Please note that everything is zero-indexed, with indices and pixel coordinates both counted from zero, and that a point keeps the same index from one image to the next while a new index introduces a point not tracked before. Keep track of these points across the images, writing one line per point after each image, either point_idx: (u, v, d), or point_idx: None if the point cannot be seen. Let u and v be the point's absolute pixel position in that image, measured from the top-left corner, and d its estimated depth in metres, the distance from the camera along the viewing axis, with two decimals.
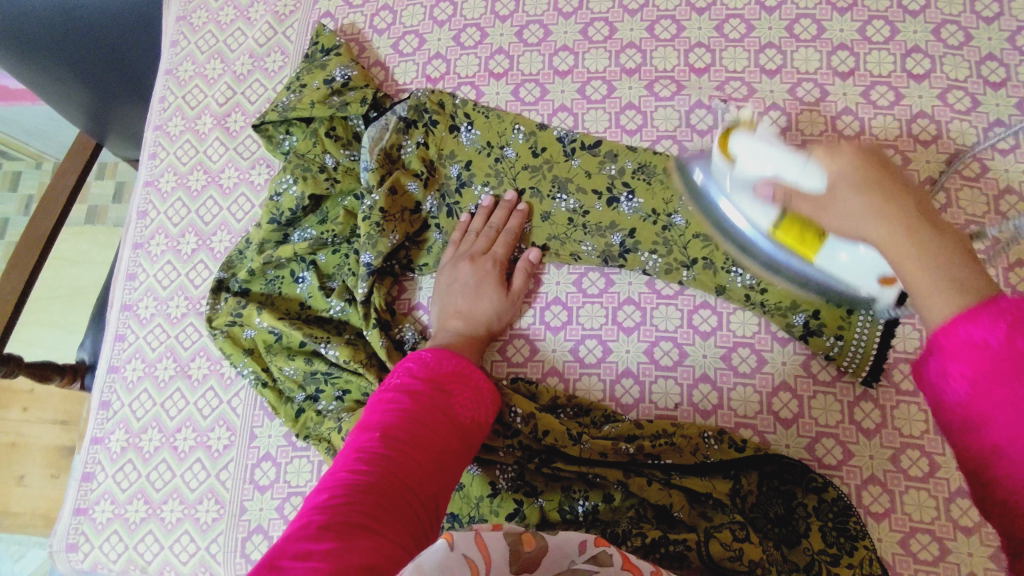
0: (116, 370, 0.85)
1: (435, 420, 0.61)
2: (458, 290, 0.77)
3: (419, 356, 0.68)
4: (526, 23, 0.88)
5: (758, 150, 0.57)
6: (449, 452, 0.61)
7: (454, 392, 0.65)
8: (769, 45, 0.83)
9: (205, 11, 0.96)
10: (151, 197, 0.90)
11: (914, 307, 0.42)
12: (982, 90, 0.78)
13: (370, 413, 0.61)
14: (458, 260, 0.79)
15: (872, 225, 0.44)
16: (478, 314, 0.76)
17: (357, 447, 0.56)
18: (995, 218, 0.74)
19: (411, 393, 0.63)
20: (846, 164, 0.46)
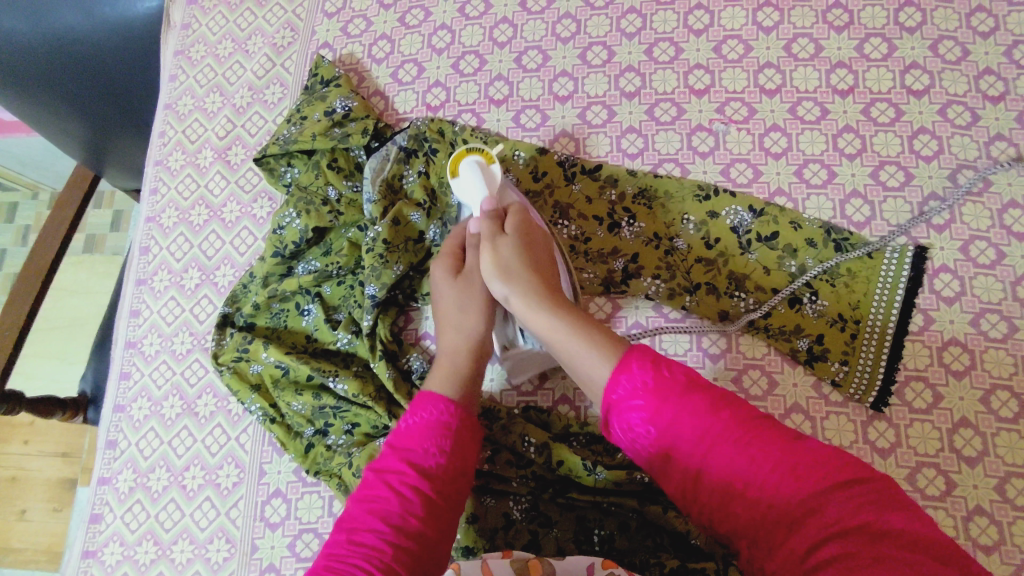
0: (122, 410, 0.84)
1: (411, 504, 0.57)
2: (452, 307, 0.69)
3: (401, 421, 0.64)
4: (524, 49, 0.88)
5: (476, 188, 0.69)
6: (431, 538, 0.56)
7: (432, 454, 0.60)
8: (768, 65, 0.83)
9: (203, 44, 0.96)
10: (153, 233, 0.89)
11: (571, 359, 0.58)
12: (981, 105, 0.78)
13: (352, 502, 0.59)
14: (442, 274, 0.70)
15: (531, 285, 0.62)
16: (468, 335, 0.68)
17: (330, 558, 0.55)
18: (999, 231, 0.75)
19: (387, 476, 0.59)
20: (511, 243, 0.65)
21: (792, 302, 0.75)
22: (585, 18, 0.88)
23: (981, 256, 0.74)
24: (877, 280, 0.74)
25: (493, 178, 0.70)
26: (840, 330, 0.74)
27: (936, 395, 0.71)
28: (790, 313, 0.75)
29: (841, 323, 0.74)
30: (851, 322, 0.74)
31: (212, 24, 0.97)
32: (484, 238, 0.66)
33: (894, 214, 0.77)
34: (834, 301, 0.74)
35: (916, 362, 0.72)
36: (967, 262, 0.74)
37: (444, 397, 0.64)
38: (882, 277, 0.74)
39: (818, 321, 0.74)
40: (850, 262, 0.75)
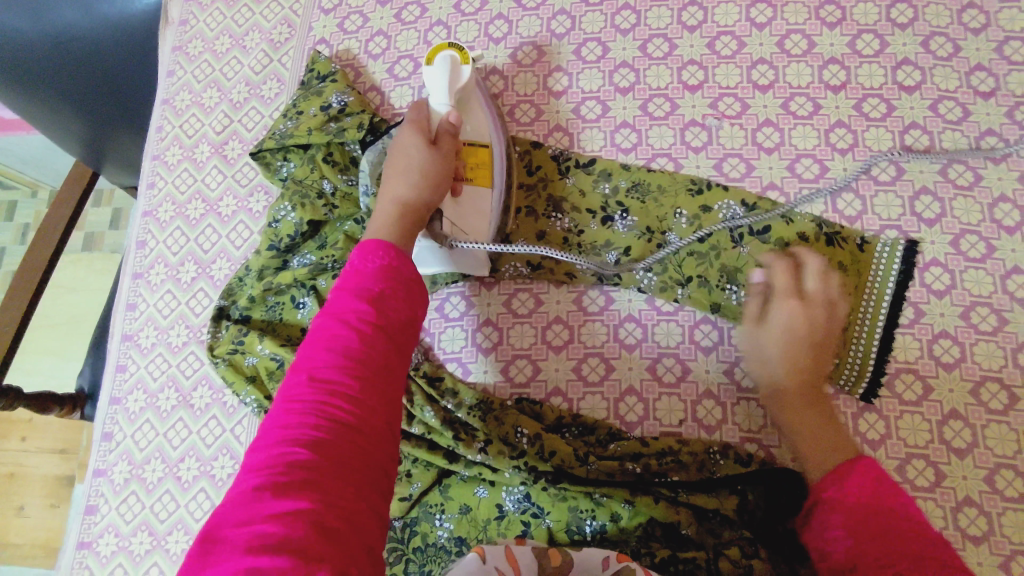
0: (117, 402, 0.84)
1: (369, 340, 0.54)
2: (411, 161, 0.69)
3: (348, 265, 0.60)
4: (519, 45, 0.89)
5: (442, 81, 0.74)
6: (394, 335, 0.57)
7: (385, 295, 0.57)
8: (761, 61, 0.84)
9: (200, 40, 0.97)
10: (150, 227, 0.90)
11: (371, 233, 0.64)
12: (972, 101, 0.79)
13: (300, 351, 0.55)
14: (414, 134, 0.70)
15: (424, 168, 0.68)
16: (422, 191, 0.68)
17: (287, 406, 0.51)
18: (990, 226, 0.75)
19: (341, 316, 0.56)
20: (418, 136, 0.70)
21: None
22: (579, 14, 0.89)
23: (971, 250, 0.75)
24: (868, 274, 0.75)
25: (462, 79, 0.74)
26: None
27: (926, 387, 0.71)
28: None
29: None
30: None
31: (209, 20, 0.97)
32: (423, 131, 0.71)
33: (885, 208, 0.77)
34: None
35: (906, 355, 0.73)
36: (957, 255, 0.75)
37: (391, 245, 0.61)
38: (873, 271, 0.75)
39: None
40: (842, 257, 0.75)
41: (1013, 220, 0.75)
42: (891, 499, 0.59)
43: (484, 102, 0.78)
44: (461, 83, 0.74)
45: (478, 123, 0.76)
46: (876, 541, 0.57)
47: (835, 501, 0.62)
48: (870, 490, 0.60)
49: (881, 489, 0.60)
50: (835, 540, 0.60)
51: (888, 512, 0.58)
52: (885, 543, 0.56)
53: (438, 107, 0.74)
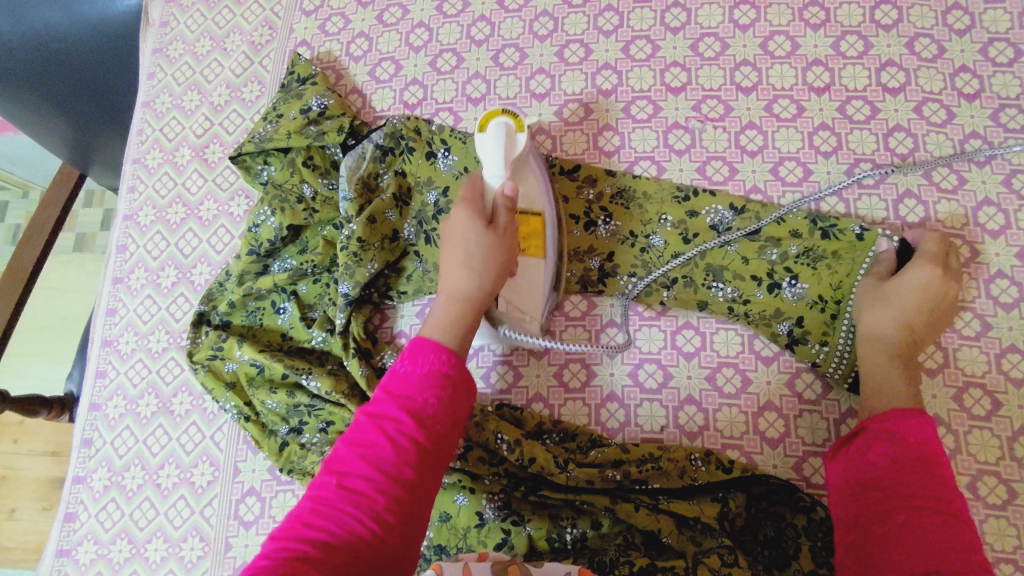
0: (97, 408, 0.84)
1: (402, 449, 0.55)
2: (474, 249, 0.67)
3: (398, 363, 0.61)
4: (501, 47, 0.88)
5: (493, 150, 0.69)
6: (436, 455, 0.57)
7: (429, 406, 0.58)
8: (745, 62, 0.83)
9: (181, 42, 0.96)
10: (131, 231, 0.89)
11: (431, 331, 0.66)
12: (956, 103, 0.78)
13: (340, 446, 0.57)
14: (472, 219, 0.68)
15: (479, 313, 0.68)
16: (484, 287, 0.67)
17: (314, 505, 0.53)
18: (974, 229, 0.75)
19: (381, 419, 0.57)
20: (478, 240, 0.67)
21: (772, 287, 0.74)
22: (562, 16, 0.88)
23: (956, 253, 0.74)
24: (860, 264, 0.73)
25: (516, 148, 0.70)
26: (820, 312, 0.73)
27: None
28: (770, 298, 0.74)
29: (822, 305, 0.73)
30: (831, 304, 0.73)
31: (190, 21, 0.97)
32: (478, 226, 0.68)
33: (869, 211, 0.77)
34: (816, 284, 0.74)
35: None
36: None
37: (445, 348, 0.62)
38: (869, 259, 0.73)
39: (799, 304, 0.74)
40: (835, 247, 0.74)
41: (997, 223, 0.74)
42: (937, 452, 0.60)
43: (538, 168, 0.75)
44: (515, 154, 0.70)
45: (530, 188, 0.74)
46: (911, 480, 0.58)
47: (889, 425, 0.61)
48: (923, 438, 0.60)
49: (934, 446, 0.60)
50: (872, 460, 0.61)
51: (934, 462, 0.59)
52: (910, 484, 0.58)
53: (493, 180, 0.70)
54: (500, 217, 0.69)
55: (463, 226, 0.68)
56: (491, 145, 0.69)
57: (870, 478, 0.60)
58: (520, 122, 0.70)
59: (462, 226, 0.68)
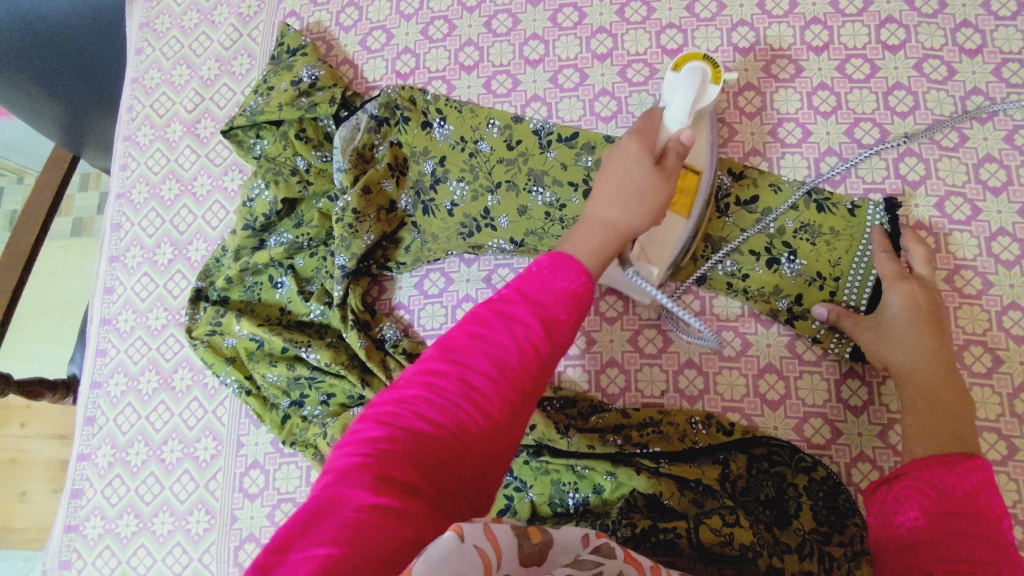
0: (99, 386, 0.84)
1: (525, 354, 0.49)
2: (636, 184, 0.62)
3: (533, 266, 0.55)
4: (493, 13, 0.86)
5: (681, 87, 0.67)
6: (546, 369, 0.51)
7: (553, 318, 0.51)
8: (741, 22, 0.81)
9: (167, 15, 0.94)
10: (125, 209, 0.89)
11: (569, 246, 0.59)
12: (957, 59, 0.77)
13: (459, 332, 0.51)
14: (643, 154, 0.63)
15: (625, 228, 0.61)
16: (637, 220, 0.61)
17: (420, 388, 0.47)
18: (975, 186, 0.74)
19: (505, 317, 0.51)
20: (642, 175, 0.62)
21: (770, 263, 0.74)
22: None
23: (956, 211, 0.73)
24: (859, 237, 0.73)
25: (704, 99, 0.68)
26: (819, 289, 0.73)
27: None
28: (768, 274, 0.74)
29: (821, 282, 0.73)
30: (830, 280, 0.73)
31: None
32: (648, 159, 0.63)
33: (869, 170, 0.75)
34: (814, 260, 0.73)
35: None
36: (942, 218, 0.73)
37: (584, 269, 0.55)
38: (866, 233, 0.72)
39: (797, 280, 0.73)
40: (831, 222, 0.73)
41: (998, 180, 0.74)
42: (979, 502, 0.56)
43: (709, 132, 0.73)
44: (703, 105, 0.68)
45: (699, 149, 0.72)
46: (947, 531, 0.54)
47: (924, 476, 0.58)
48: (963, 484, 0.57)
49: (978, 492, 0.56)
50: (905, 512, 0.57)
51: (974, 513, 0.55)
52: (946, 535, 0.54)
53: (672, 122, 0.66)
54: (671, 159, 0.64)
55: (637, 154, 0.63)
56: (686, 74, 0.68)
57: (907, 535, 0.56)
58: (717, 73, 0.69)
59: (634, 156, 0.63)
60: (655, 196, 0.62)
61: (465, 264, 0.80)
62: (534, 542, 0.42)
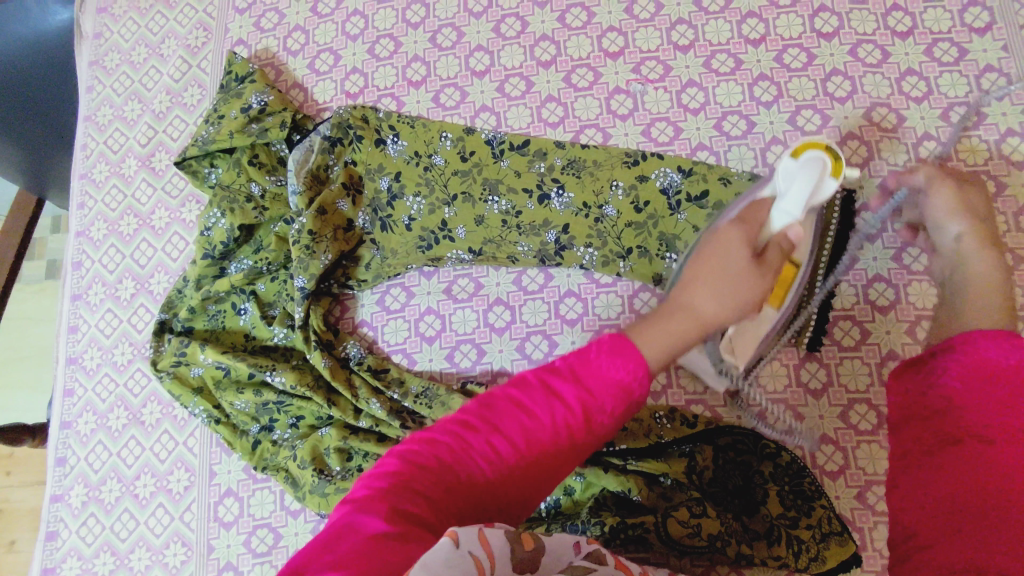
0: (68, 426, 0.84)
1: (553, 438, 0.49)
2: (731, 275, 0.58)
3: (599, 343, 0.52)
4: (438, 28, 0.88)
5: (793, 179, 0.60)
6: (569, 463, 0.50)
7: (597, 412, 0.50)
8: (680, 21, 0.83)
9: (116, 52, 0.95)
10: (84, 247, 0.89)
11: (644, 336, 0.55)
12: (890, 42, 0.79)
13: (503, 393, 0.50)
14: (744, 251, 0.58)
15: (716, 314, 0.57)
16: (724, 316, 0.57)
17: (451, 438, 0.48)
18: (916, 164, 0.75)
19: (553, 396, 0.50)
20: (737, 268, 0.58)
21: None
22: None
23: None
24: None
25: (822, 194, 0.60)
26: None
27: (864, 331, 0.72)
28: None
29: None
30: None
31: (123, 31, 0.96)
32: (749, 257, 0.58)
33: None
34: None
35: (842, 302, 0.73)
36: None
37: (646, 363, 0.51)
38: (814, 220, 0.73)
39: None
40: None
41: (938, 157, 0.75)
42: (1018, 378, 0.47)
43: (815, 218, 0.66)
44: (819, 201, 0.60)
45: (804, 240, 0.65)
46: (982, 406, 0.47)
47: (973, 348, 0.50)
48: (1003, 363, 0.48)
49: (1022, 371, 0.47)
50: (940, 381, 0.50)
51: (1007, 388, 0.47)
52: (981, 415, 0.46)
53: (779, 215, 0.60)
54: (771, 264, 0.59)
55: (737, 254, 0.58)
56: (804, 168, 0.59)
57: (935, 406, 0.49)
58: (838, 165, 0.60)
59: (735, 255, 0.58)
60: (747, 291, 0.58)
61: (424, 277, 0.81)
62: (529, 551, 0.43)
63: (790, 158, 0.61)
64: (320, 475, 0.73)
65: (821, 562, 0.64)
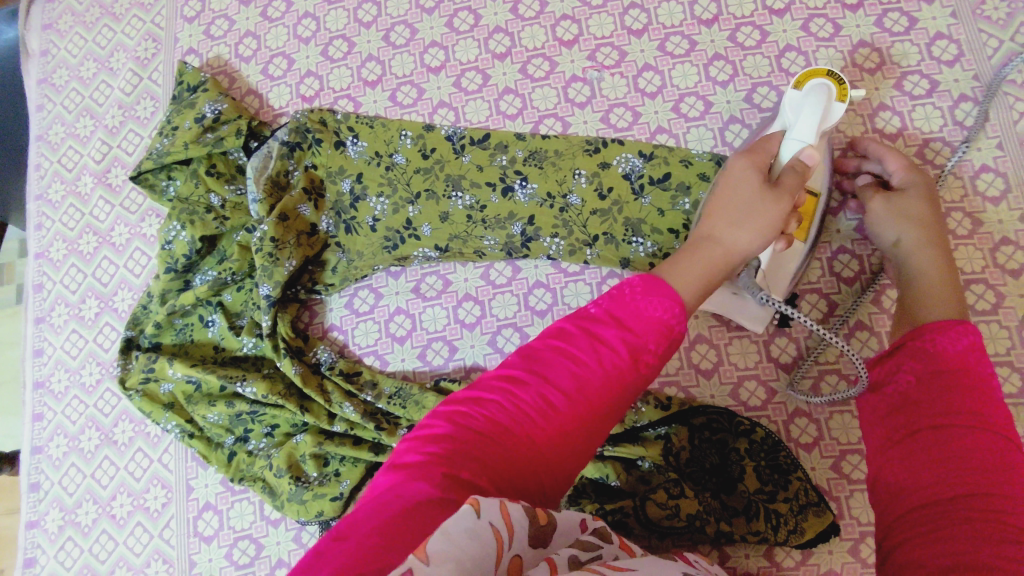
0: (39, 451, 0.82)
1: (605, 381, 0.48)
2: (749, 198, 0.58)
3: (630, 285, 0.51)
4: (390, 26, 0.87)
5: (798, 107, 0.63)
6: (620, 399, 0.49)
7: (638, 348, 0.49)
8: (632, 5, 0.83)
9: (64, 68, 0.93)
10: (45, 269, 0.87)
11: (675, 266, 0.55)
12: (841, 15, 0.79)
13: (545, 345, 0.49)
14: (751, 175, 0.59)
15: (743, 237, 0.57)
16: (751, 241, 0.57)
17: (498, 393, 0.47)
18: (872, 135, 0.76)
19: (592, 338, 0.49)
20: (749, 192, 0.58)
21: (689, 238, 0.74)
22: None
23: None
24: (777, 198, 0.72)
25: (830, 117, 0.62)
26: None
27: (831, 303, 0.73)
28: None
29: None
30: None
31: (70, 46, 0.94)
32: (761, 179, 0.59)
33: None
34: None
35: (808, 276, 0.74)
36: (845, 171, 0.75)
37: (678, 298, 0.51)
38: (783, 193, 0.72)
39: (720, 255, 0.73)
40: None
41: (894, 126, 0.76)
42: (979, 366, 0.49)
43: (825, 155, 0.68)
44: (829, 124, 0.62)
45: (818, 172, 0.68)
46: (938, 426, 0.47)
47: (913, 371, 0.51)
48: (959, 348, 0.51)
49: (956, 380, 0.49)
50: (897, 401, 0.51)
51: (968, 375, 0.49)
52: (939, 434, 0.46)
53: (793, 142, 0.62)
54: (787, 188, 0.58)
55: (750, 173, 0.59)
56: (804, 95, 0.63)
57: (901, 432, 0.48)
58: (844, 90, 0.63)
59: (750, 176, 0.59)
60: (765, 212, 0.57)
61: (392, 277, 0.80)
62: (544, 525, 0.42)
63: (794, 91, 0.65)
64: (297, 482, 0.73)
65: (800, 534, 0.65)
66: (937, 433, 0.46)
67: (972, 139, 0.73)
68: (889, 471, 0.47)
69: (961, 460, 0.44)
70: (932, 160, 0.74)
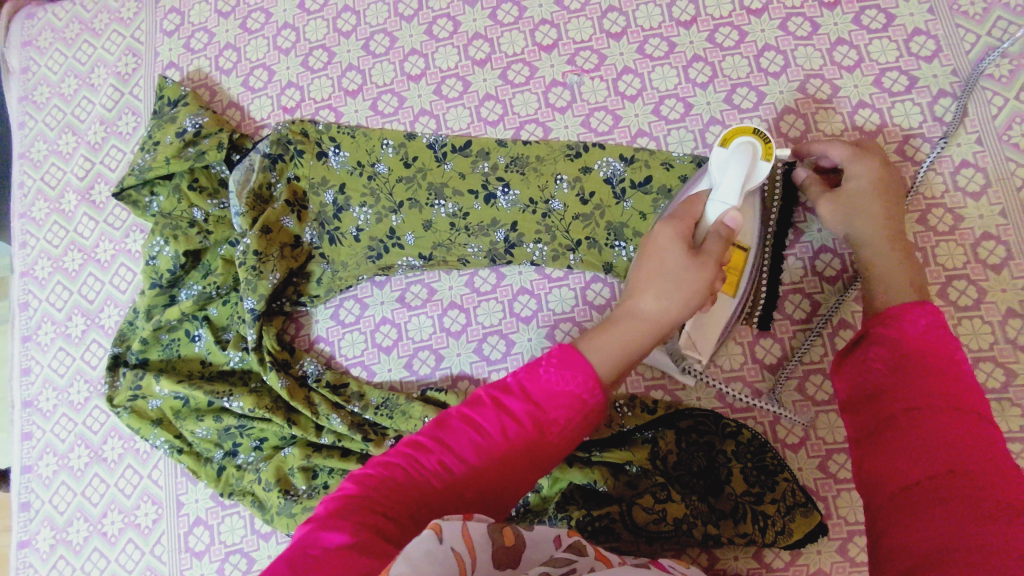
0: (30, 470, 0.82)
1: (511, 448, 0.50)
2: (671, 269, 0.58)
3: (546, 358, 0.53)
4: (370, 35, 0.87)
5: (724, 169, 0.62)
6: (520, 473, 0.50)
7: (543, 424, 0.50)
8: (611, 8, 0.83)
9: (45, 85, 0.93)
10: (30, 287, 0.87)
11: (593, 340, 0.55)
12: (819, 13, 0.79)
13: (455, 413, 0.51)
14: (676, 240, 0.59)
15: (667, 303, 0.57)
16: (673, 311, 0.57)
17: (404, 459, 0.49)
18: (852, 132, 0.76)
19: (501, 409, 0.51)
20: (671, 260, 0.58)
21: None
22: None
23: None
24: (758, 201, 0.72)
25: (755, 178, 0.62)
26: None
27: (814, 303, 0.73)
28: None
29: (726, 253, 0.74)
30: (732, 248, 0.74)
31: (50, 62, 0.94)
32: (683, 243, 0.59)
33: None
34: None
35: (791, 276, 0.74)
36: None
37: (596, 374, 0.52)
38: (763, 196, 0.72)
39: None
40: None
41: (874, 124, 0.76)
42: (944, 346, 0.50)
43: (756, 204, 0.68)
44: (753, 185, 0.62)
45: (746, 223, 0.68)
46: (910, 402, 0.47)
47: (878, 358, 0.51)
48: (920, 330, 0.51)
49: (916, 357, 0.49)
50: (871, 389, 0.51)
51: (935, 360, 0.49)
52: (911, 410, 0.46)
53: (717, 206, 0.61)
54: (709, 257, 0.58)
55: (677, 237, 0.59)
56: (732, 160, 0.62)
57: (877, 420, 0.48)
58: (769, 149, 0.62)
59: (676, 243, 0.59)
60: (687, 280, 0.57)
61: (377, 287, 0.80)
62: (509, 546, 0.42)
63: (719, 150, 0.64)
64: (286, 495, 0.73)
65: (788, 534, 0.65)
66: (910, 416, 0.46)
67: (951, 135, 0.74)
68: (865, 461, 0.47)
69: (933, 438, 0.44)
70: (912, 156, 0.74)
